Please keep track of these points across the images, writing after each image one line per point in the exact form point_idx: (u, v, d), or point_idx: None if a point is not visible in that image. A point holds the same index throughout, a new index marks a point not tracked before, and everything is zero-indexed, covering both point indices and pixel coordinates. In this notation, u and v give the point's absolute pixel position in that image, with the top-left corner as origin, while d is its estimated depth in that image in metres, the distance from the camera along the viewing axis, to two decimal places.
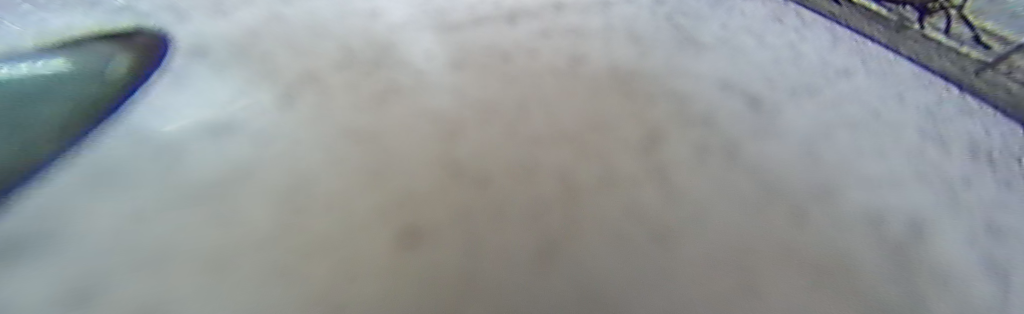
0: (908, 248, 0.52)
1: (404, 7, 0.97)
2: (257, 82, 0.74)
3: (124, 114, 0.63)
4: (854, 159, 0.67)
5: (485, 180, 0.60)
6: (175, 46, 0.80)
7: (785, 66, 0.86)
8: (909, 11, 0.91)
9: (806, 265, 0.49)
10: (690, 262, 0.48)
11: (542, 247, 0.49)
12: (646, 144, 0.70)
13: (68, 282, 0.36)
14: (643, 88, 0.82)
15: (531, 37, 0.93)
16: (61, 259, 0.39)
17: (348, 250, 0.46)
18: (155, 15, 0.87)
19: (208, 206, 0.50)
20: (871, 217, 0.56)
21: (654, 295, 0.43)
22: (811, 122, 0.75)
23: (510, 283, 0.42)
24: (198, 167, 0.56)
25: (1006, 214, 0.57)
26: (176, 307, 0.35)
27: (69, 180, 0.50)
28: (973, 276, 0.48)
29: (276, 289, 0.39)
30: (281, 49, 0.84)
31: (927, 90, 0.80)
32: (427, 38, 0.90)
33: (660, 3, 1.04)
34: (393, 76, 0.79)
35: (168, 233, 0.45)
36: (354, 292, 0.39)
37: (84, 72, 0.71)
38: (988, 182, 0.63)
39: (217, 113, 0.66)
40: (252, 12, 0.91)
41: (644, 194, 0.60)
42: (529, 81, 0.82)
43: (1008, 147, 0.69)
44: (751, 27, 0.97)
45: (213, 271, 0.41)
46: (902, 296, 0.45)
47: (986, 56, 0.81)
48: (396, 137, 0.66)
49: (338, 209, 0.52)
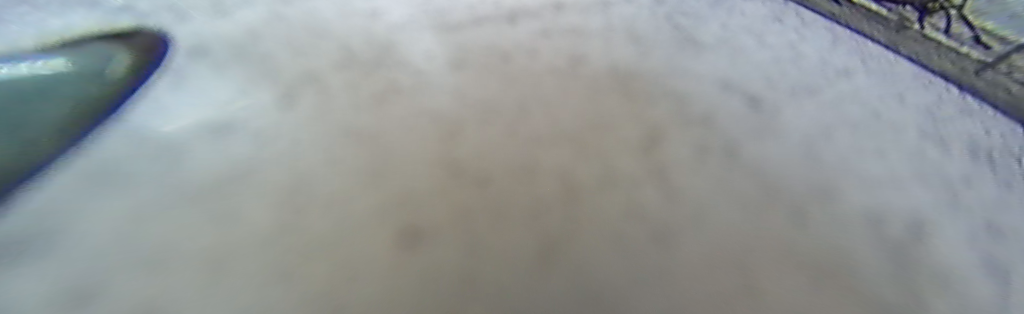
0: (908, 248, 0.52)
1: (404, 7, 0.97)
2: (257, 82, 0.74)
3: (125, 115, 0.64)
4: (855, 159, 0.67)
5: (485, 179, 0.60)
6: (176, 46, 0.80)
7: (785, 66, 0.86)
8: (909, 11, 0.92)
9: (806, 266, 0.49)
10: (689, 261, 0.48)
11: (541, 247, 0.49)
12: (645, 144, 0.70)
13: (68, 281, 0.36)
14: (642, 88, 0.82)
15: (530, 37, 0.93)
16: (60, 261, 0.39)
17: (348, 250, 0.46)
18: (155, 15, 0.87)
19: (206, 207, 0.50)
20: (870, 216, 0.57)
21: (653, 294, 0.43)
22: (811, 122, 0.75)
23: (510, 285, 0.42)
24: (197, 168, 0.56)
25: (1005, 214, 0.58)
26: (175, 306, 0.35)
27: (67, 181, 0.50)
28: (975, 278, 0.48)
29: (276, 288, 0.39)
30: (280, 48, 0.84)
31: (927, 90, 0.80)
32: (426, 38, 0.89)
33: (660, 4, 1.04)
34: (392, 76, 0.79)
35: (166, 234, 0.45)
36: (353, 292, 0.40)
37: (83, 72, 0.72)
38: (988, 182, 0.63)
39: (215, 113, 0.66)
40: (252, 12, 0.91)
41: (643, 193, 0.60)
42: (529, 81, 0.82)
43: (1009, 148, 0.69)
44: (751, 27, 0.98)
45: (211, 272, 0.41)
46: (901, 295, 0.45)
47: (986, 56, 0.81)
48: (394, 137, 0.66)
49: (337, 209, 0.52)
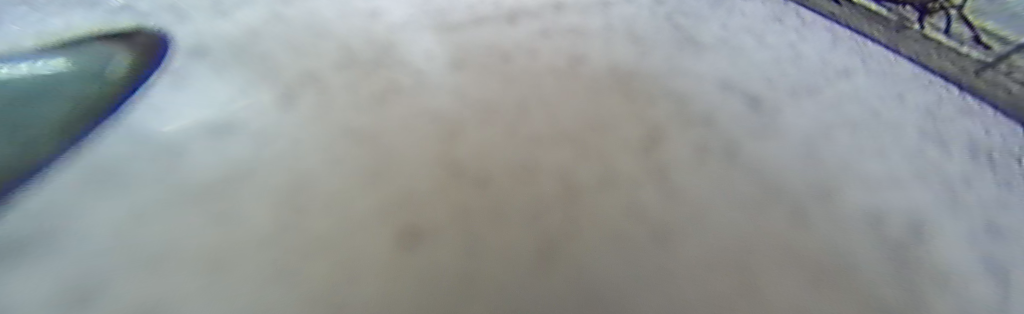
0: (908, 248, 0.52)
1: (404, 7, 0.97)
2: (257, 82, 0.74)
3: (125, 114, 0.64)
4: (854, 159, 0.67)
5: (485, 179, 0.60)
6: (176, 46, 0.80)
7: (785, 66, 0.86)
8: (909, 11, 0.91)
9: (806, 266, 0.49)
10: (690, 261, 0.48)
11: (541, 247, 0.49)
12: (645, 144, 0.70)
13: (69, 282, 0.36)
14: (642, 88, 0.82)
15: (530, 37, 0.93)
16: (61, 261, 0.39)
17: (349, 249, 0.46)
18: (155, 15, 0.87)
19: (206, 206, 0.50)
20: (870, 216, 0.57)
21: (653, 294, 0.43)
22: (811, 122, 0.75)
23: (510, 285, 0.42)
24: (198, 167, 0.56)
25: (1004, 214, 0.57)
26: (174, 307, 0.35)
27: (67, 181, 0.51)
28: (975, 277, 0.48)
29: (278, 288, 0.39)
30: (280, 48, 0.84)
31: (927, 90, 0.80)
32: (426, 38, 0.89)
33: (660, 4, 1.04)
34: (393, 76, 0.79)
35: (165, 234, 0.45)
36: (354, 292, 0.40)
37: (83, 72, 0.72)
38: (988, 182, 0.63)
39: (215, 113, 0.66)
40: (252, 12, 0.91)
41: (643, 193, 0.60)
42: (529, 81, 0.82)
43: (1009, 148, 0.69)
44: (751, 27, 0.98)
45: (211, 272, 0.41)
46: (901, 295, 0.45)
47: (986, 56, 0.80)
48: (394, 137, 0.66)
49: (337, 209, 0.52)
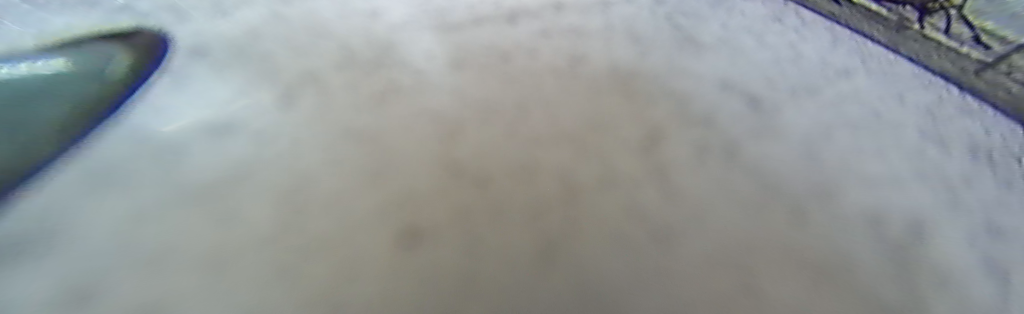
0: (907, 249, 0.52)
1: (404, 7, 0.96)
2: (257, 81, 0.74)
3: (125, 114, 0.64)
4: (855, 159, 0.67)
5: (485, 179, 0.60)
6: (176, 46, 0.80)
7: (785, 66, 0.86)
8: (910, 11, 0.90)
9: (805, 265, 0.49)
10: (689, 261, 0.49)
11: (541, 248, 0.49)
12: (645, 144, 0.70)
13: (70, 285, 0.37)
14: (642, 89, 0.82)
15: (530, 37, 0.93)
16: (61, 263, 0.39)
17: (348, 249, 0.46)
18: (155, 15, 0.87)
19: (205, 207, 0.50)
20: (870, 216, 0.57)
21: (653, 293, 0.43)
22: (811, 122, 0.75)
23: (510, 284, 0.43)
24: (198, 167, 0.56)
25: (1005, 214, 0.57)
26: (176, 307, 0.36)
27: (67, 181, 0.51)
28: (974, 278, 0.48)
29: (278, 288, 0.39)
30: (280, 48, 0.84)
31: (927, 90, 0.80)
32: (426, 38, 0.89)
33: (660, 4, 1.04)
34: (392, 76, 0.79)
35: (164, 236, 0.45)
36: (353, 292, 0.40)
37: (82, 72, 0.72)
38: (988, 182, 0.63)
39: (215, 113, 0.66)
40: (252, 12, 0.91)
41: (643, 193, 0.60)
42: (529, 81, 0.82)
43: (1009, 148, 0.69)
44: (751, 27, 0.98)
45: (213, 271, 0.41)
46: (899, 295, 0.45)
47: (986, 56, 0.80)
48: (395, 137, 0.66)
49: (338, 208, 0.52)
